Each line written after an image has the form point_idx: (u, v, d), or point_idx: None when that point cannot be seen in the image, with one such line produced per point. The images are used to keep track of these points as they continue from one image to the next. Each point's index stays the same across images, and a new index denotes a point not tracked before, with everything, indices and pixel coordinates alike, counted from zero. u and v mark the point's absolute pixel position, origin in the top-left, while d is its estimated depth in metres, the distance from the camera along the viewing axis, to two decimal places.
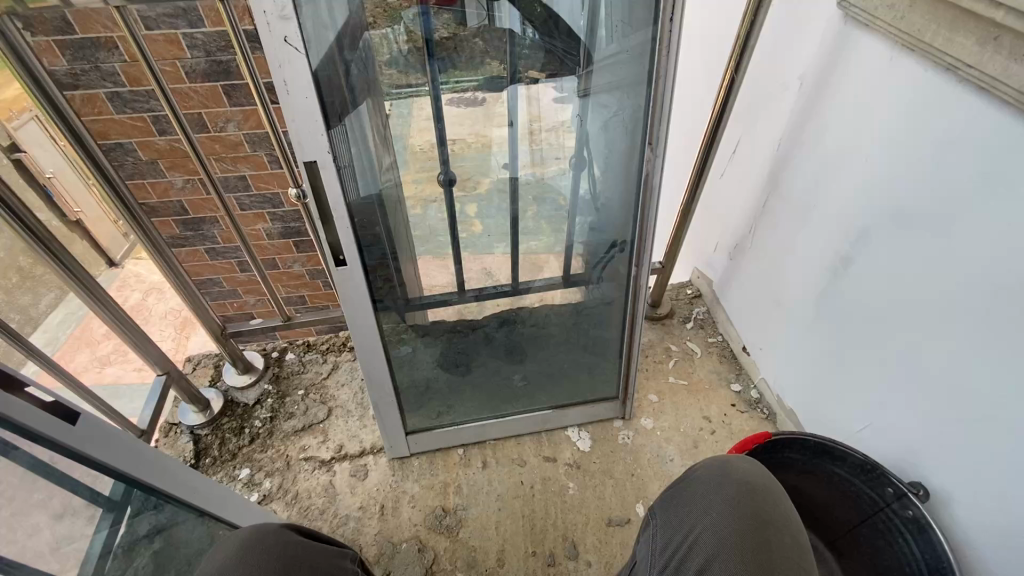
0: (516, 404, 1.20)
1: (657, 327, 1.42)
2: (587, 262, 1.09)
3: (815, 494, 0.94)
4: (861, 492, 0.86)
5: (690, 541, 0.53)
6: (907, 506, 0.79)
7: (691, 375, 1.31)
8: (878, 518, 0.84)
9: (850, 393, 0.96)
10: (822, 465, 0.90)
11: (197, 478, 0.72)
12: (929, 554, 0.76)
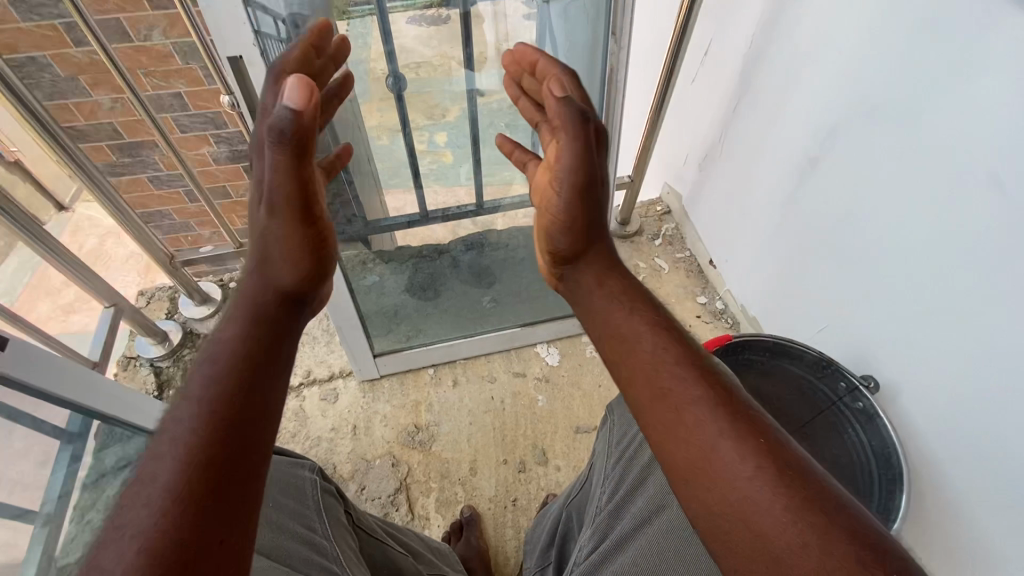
0: (485, 324, 1.20)
1: (626, 244, 1.41)
2: None
3: None
4: (815, 390, 0.90)
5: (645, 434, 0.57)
6: (858, 398, 0.84)
7: (659, 290, 1.32)
8: (830, 412, 0.89)
9: (812, 296, 0.97)
10: (781, 365, 0.92)
11: (138, 399, 0.77)
12: (875, 440, 0.81)
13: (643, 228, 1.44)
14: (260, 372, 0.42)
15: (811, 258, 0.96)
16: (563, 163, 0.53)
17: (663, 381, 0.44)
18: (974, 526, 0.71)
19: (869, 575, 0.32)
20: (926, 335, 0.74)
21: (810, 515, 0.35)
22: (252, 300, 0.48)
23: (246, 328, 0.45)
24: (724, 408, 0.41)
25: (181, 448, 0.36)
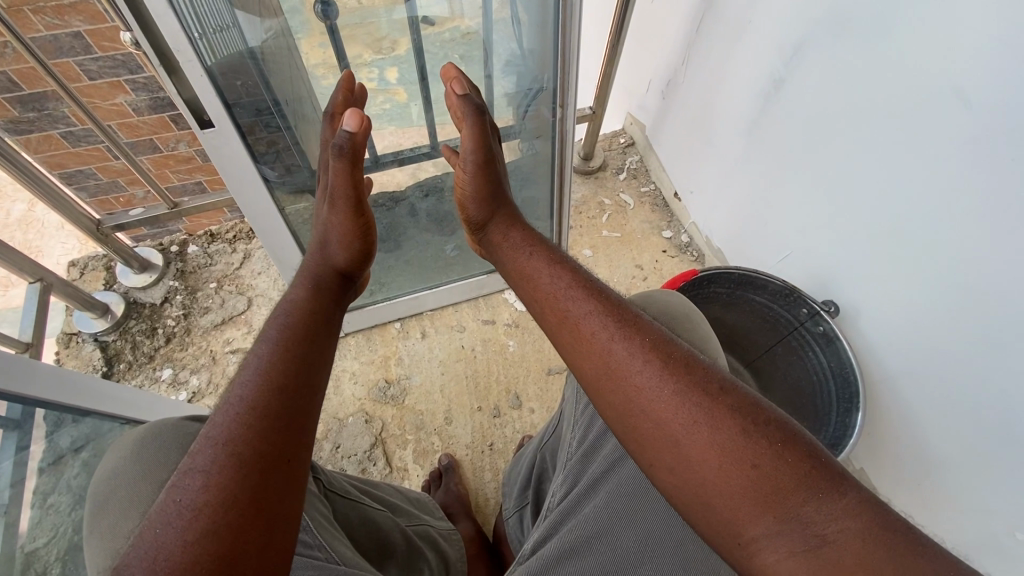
0: (452, 272, 1.17)
1: (590, 181, 1.37)
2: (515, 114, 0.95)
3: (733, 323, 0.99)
4: (778, 316, 0.91)
5: None
6: (819, 323, 0.84)
7: (624, 227, 1.29)
8: (792, 337, 0.90)
9: (774, 224, 0.97)
10: (744, 295, 0.93)
11: (110, 389, 0.75)
12: (834, 361, 0.83)
13: (607, 162, 1.40)
14: (307, 353, 0.44)
15: (774, 185, 0.94)
16: (465, 151, 0.61)
17: (583, 334, 0.45)
18: (912, 432, 0.78)
19: (795, 468, 0.35)
20: (886, 259, 0.76)
21: (736, 437, 0.37)
22: (292, 300, 0.50)
23: (286, 318, 0.46)
24: (646, 352, 0.42)
25: (227, 423, 0.37)
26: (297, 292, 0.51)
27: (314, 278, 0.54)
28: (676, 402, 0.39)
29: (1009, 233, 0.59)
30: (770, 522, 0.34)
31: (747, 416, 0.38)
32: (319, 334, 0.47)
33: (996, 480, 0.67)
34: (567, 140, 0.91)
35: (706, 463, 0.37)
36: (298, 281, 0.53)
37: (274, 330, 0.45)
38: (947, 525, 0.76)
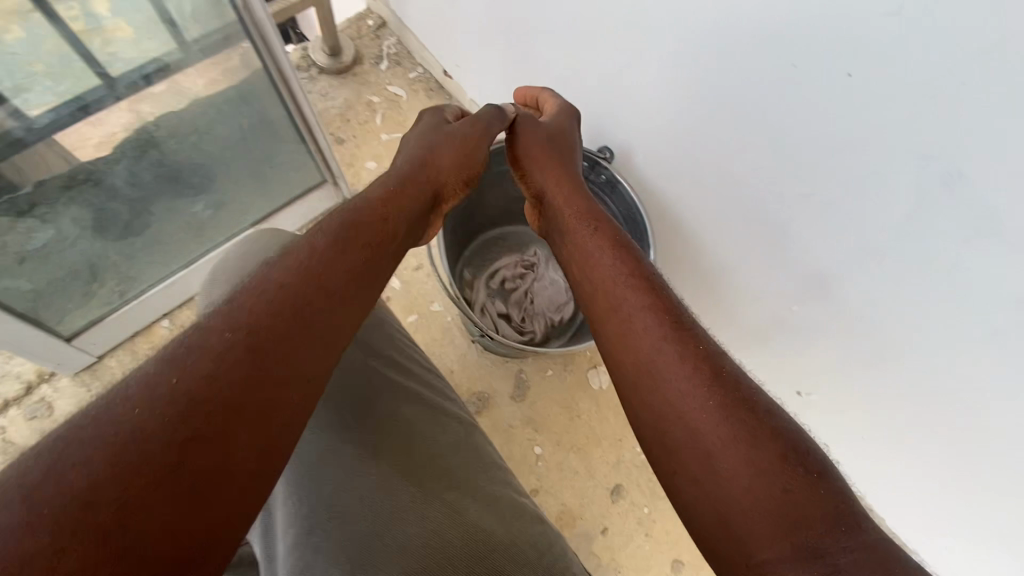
0: (219, 232, 1.00)
1: (349, 80, 1.15)
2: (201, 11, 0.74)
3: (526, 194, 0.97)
4: None
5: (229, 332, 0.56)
6: (601, 172, 0.85)
7: (404, 125, 1.12)
8: None
9: (543, 79, 0.89)
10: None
11: None
12: (622, 205, 0.86)
13: (361, 52, 1.17)
14: (278, 387, 0.40)
15: (526, 33, 0.85)
16: (439, 160, 0.65)
17: (624, 314, 0.51)
18: (702, 247, 0.82)
19: (800, 495, 0.38)
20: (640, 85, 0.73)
21: (726, 400, 0.42)
22: (283, 283, 0.44)
23: (291, 333, 0.42)
24: (673, 327, 0.48)
25: (156, 445, 0.35)
26: (308, 258, 0.47)
27: (342, 281, 0.48)
28: (716, 417, 0.42)
29: (732, 24, 0.58)
30: (743, 476, 0.39)
31: (788, 442, 0.41)
32: (321, 372, 0.44)
33: (771, 266, 0.74)
34: (270, 39, 0.76)
35: (690, 408, 0.43)
36: (326, 252, 0.48)
37: (266, 343, 0.41)
38: (746, 319, 0.85)
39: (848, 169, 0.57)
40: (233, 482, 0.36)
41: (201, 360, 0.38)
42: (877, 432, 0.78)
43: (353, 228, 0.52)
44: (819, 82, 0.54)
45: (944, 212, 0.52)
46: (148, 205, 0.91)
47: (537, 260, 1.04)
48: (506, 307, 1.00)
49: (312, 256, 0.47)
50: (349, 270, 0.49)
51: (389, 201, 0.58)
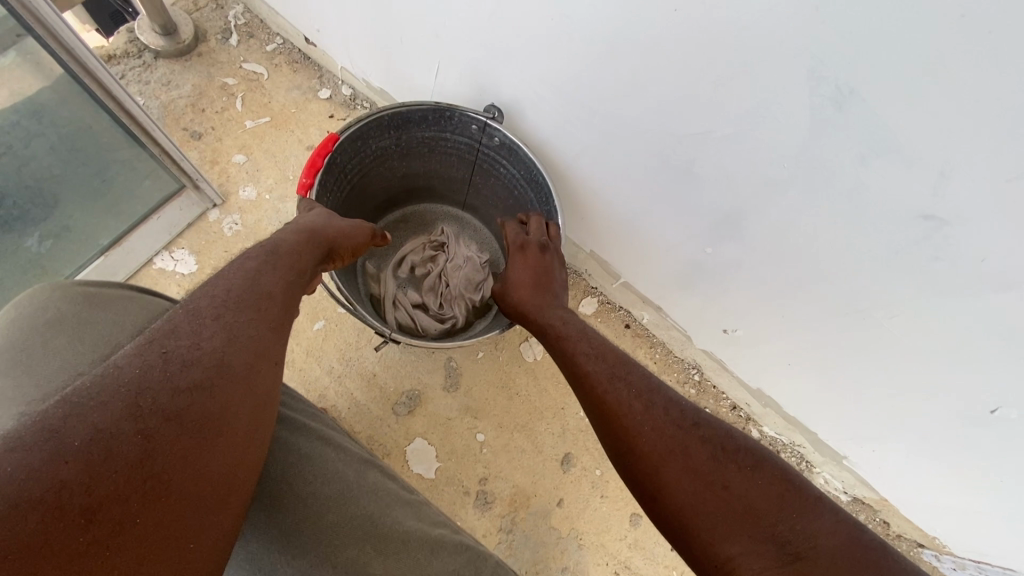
0: (62, 269, 0.84)
1: (193, 62, 0.98)
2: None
3: (418, 167, 0.90)
4: (454, 141, 0.83)
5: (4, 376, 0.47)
6: (493, 133, 0.76)
7: (270, 106, 0.98)
8: (479, 158, 0.84)
9: (413, 37, 0.78)
10: (412, 134, 0.81)
11: None
12: (521, 167, 0.78)
13: (202, 27, 1.00)
14: (227, 419, 0.37)
15: None
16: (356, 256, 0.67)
17: (579, 367, 0.56)
18: (611, 201, 0.78)
19: (740, 487, 0.42)
20: (511, 31, 0.65)
21: (671, 424, 0.47)
22: (218, 324, 0.41)
23: (232, 373, 0.39)
24: (624, 376, 0.53)
25: (89, 478, 0.31)
26: (220, 302, 0.43)
27: (274, 331, 0.44)
28: (651, 424, 0.47)
29: None
30: (687, 478, 0.43)
31: (717, 444, 0.45)
32: (264, 412, 0.40)
33: (679, 211, 0.70)
34: (49, 21, 0.58)
35: (641, 429, 0.48)
36: (236, 296, 0.44)
37: (201, 380, 0.37)
38: (664, 266, 0.82)
39: (738, 99, 0.53)
40: (200, 509, 0.34)
41: (102, 380, 0.35)
42: (799, 356, 0.79)
43: (258, 273, 0.47)
44: (696, 9, 0.49)
45: (836, 133, 0.49)
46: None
47: (447, 238, 0.97)
48: (420, 296, 0.92)
49: (229, 300, 0.43)
50: (280, 315, 0.46)
51: (265, 262, 0.50)
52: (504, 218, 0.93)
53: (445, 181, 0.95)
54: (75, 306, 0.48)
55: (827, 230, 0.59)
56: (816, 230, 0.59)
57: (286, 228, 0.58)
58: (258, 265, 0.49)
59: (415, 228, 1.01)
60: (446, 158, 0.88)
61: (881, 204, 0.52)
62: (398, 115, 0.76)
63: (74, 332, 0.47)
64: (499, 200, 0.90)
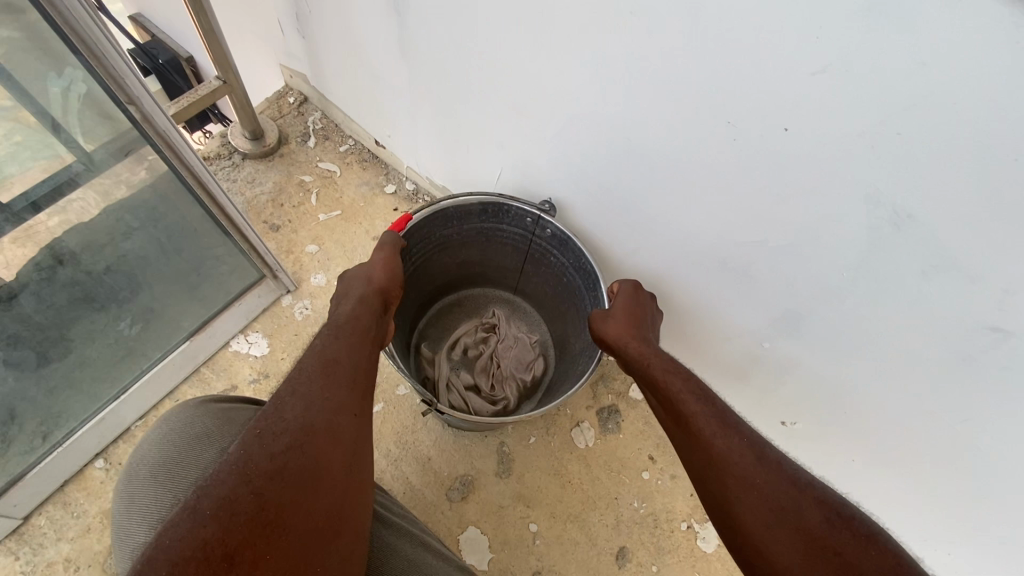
0: (150, 352, 0.90)
1: (275, 162, 1.09)
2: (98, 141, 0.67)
3: (473, 254, 0.96)
4: (511, 232, 0.88)
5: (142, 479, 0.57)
6: (545, 225, 0.82)
7: (341, 200, 1.07)
8: (531, 247, 0.89)
9: (479, 146, 0.87)
10: (473, 225, 0.88)
11: None
12: (572, 257, 0.83)
13: (285, 132, 1.12)
14: (320, 472, 0.46)
15: (452, 103, 0.83)
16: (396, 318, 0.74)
17: (691, 418, 0.57)
18: (667, 294, 0.81)
19: (854, 550, 0.43)
20: (575, 147, 0.72)
21: (785, 484, 0.49)
22: (302, 395, 0.50)
23: (315, 430, 0.47)
24: (732, 428, 0.55)
25: (222, 534, 0.39)
26: (302, 381, 0.51)
27: (345, 390, 0.53)
28: (761, 483, 0.49)
29: (658, 89, 0.56)
30: (795, 538, 0.45)
31: (831, 509, 0.47)
32: (350, 457, 0.49)
33: (736, 307, 0.73)
34: (178, 146, 0.68)
35: (756, 483, 0.50)
36: (311, 372, 0.53)
37: (294, 441, 0.46)
38: (719, 355, 0.84)
39: (798, 216, 0.57)
40: (309, 547, 0.42)
41: (227, 459, 0.43)
42: (863, 453, 0.77)
43: (327, 347, 0.57)
44: (757, 141, 0.53)
45: (899, 249, 0.52)
46: (70, 328, 0.82)
47: (498, 320, 1.02)
48: (472, 378, 0.97)
49: (308, 376, 0.52)
50: (349, 377, 0.54)
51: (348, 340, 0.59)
52: (554, 303, 0.97)
53: (499, 268, 1.00)
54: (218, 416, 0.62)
55: (891, 334, 0.60)
56: (880, 333, 0.61)
57: (348, 297, 0.67)
58: (325, 340, 0.58)
59: (468, 311, 1.07)
60: (501, 247, 0.94)
61: (947, 314, 0.54)
62: (465, 208, 0.83)
63: (233, 427, 0.61)
64: (551, 287, 0.95)
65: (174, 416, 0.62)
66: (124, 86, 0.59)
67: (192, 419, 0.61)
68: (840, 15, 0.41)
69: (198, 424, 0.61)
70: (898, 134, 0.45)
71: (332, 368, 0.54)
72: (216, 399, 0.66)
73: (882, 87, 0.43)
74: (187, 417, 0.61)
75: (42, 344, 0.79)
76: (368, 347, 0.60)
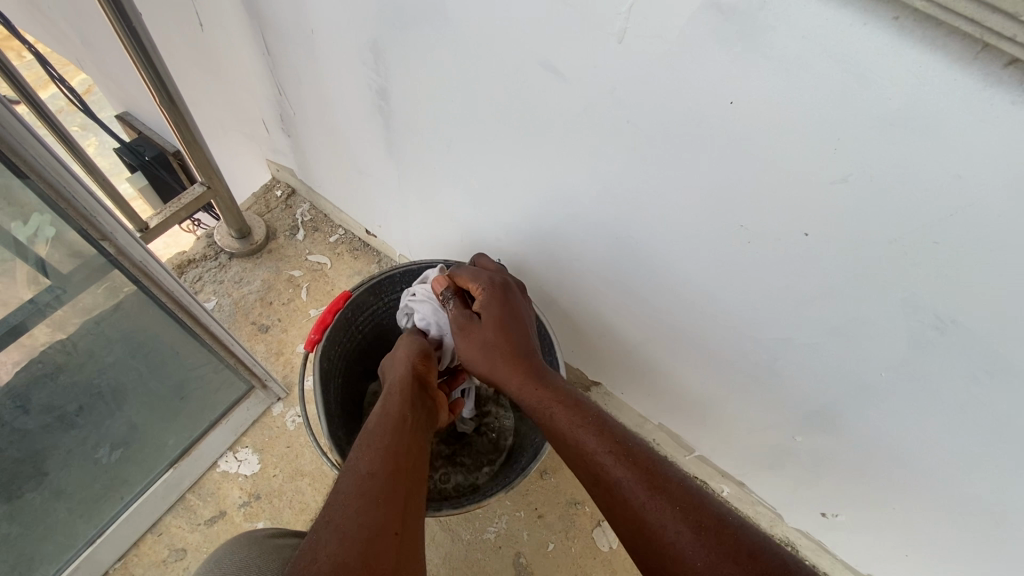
0: (133, 482, 0.84)
1: (263, 259, 1.06)
2: (76, 266, 0.62)
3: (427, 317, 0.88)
4: None
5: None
6: None
7: (333, 294, 1.03)
8: None
9: (472, 239, 0.83)
10: None
11: None
12: None
13: (273, 226, 1.09)
14: None
15: (443, 198, 0.80)
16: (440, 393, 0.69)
17: (614, 485, 0.51)
18: (684, 384, 0.76)
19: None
20: (576, 243, 0.68)
21: (721, 559, 0.44)
22: (359, 473, 0.47)
23: (373, 504, 0.45)
24: (660, 487, 0.49)
25: None
26: (362, 458, 0.49)
27: (383, 506, 0.45)
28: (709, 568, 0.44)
29: (663, 194, 0.53)
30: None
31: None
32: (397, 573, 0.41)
33: (763, 400, 0.68)
34: (157, 275, 0.64)
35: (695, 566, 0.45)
36: (369, 447, 0.50)
37: (354, 517, 0.43)
38: (748, 446, 0.77)
39: (824, 316, 0.52)
40: None
41: None
42: (920, 551, 0.69)
43: (368, 453, 0.50)
44: (775, 245, 0.50)
45: (945, 353, 0.47)
46: (45, 459, 0.73)
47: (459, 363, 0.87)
48: None
49: (364, 453, 0.50)
50: (394, 486, 0.47)
51: (394, 422, 0.55)
52: None
53: None
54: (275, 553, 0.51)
55: (945, 436, 0.54)
56: (929, 434, 0.55)
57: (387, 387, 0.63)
58: (365, 443, 0.51)
59: None
60: None
61: (1011, 420, 0.48)
62: (411, 271, 0.78)
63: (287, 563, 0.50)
64: None
65: (223, 559, 0.49)
66: (97, 225, 0.57)
67: (247, 557, 0.49)
68: (860, 128, 0.38)
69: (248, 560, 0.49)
70: (934, 243, 0.41)
71: (383, 441, 0.51)
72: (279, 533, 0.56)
73: (914, 197, 0.40)
74: (242, 556, 0.50)
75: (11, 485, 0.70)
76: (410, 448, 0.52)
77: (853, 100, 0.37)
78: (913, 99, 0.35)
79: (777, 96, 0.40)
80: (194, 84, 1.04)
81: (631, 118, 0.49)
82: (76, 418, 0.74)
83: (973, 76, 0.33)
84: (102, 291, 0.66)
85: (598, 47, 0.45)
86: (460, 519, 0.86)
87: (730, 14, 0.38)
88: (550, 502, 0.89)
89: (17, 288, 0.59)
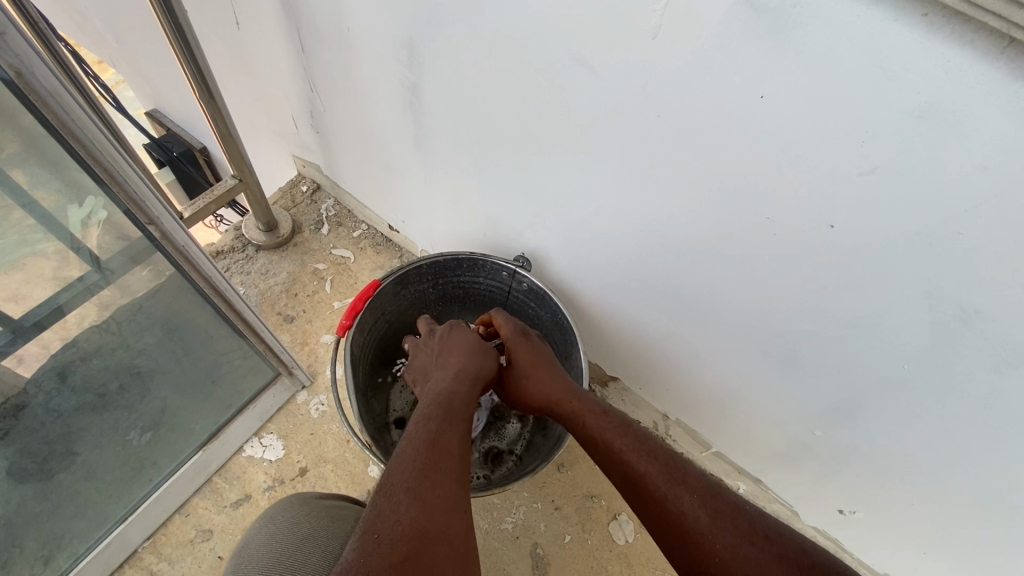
0: (162, 464, 0.86)
1: (288, 252, 1.08)
2: (121, 248, 0.65)
3: (451, 311, 0.90)
4: (487, 286, 0.84)
5: (253, 552, 0.53)
6: (522, 279, 0.79)
7: (356, 286, 1.06)
8: (509, 301, 0.85)
9: (495, 232, 0.85)
10: (447, 280, 0.84)
11: None
12: (549, 310, 0.79)
13: (299, 221, 1.12)
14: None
15: (468, 193, 0.82)
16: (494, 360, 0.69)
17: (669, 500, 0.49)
18: (703, 379, 0.77)
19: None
20: (601, 238, 0.70)
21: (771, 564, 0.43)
22: (431, 444, 0.48)
23: (439, 469, 0.46)
24: (683, 479, 0.50)
25: None
26: (434, 429, 0.50)
27: (455, 482, 0.45)
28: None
29: (690, 188, 0.55)
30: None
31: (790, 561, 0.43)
32: (467, 555, 0.41)
33: (782, 394, 0.69)
34: (197, 260, 0.67)
35: (717, 551, 0.45)
36: (430, 418, 0.52)
37: (431, 489, 0.44)
38: (766, 441, 0.78)
39: (848, 307, 0.54)
40: None
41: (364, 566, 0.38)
42: (938, 547, 0.70)
43: (433, 429, 0.50)
44: (800, 237, 0.51)
45: (967, 343, 0.48)
46: (77, 440, 0.75)
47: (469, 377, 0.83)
48: None
49: (433, 426, 0.51)
50: (457, 464, 0.47)
51: (449, 401, 0.55)
52: None
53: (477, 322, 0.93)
54: (326, 518, 0.58)
55: (967, 428, 0.55)
56: (949, 427, 0.56)
57: (447, 371, 0.61)
58: (429, 421, 0.51)
59: None
60: (478, 304, 0.89)
61: None
62: (437, 263, 0.80)
63: (339, 528, 0.57)
64: None
65: (280, 514, 0.58)
66: (145, 209, 0.59)
67: (300, 516, 0.57)
68: (888, 121, 0.40)
69: (305, 527, 0.56)
70: (959, 234, 0.42)
71: (450, 415, 0.53)
72: (323, 494, 0.63)
73: (940, 191, 0.41)
74: (294, 514, 0.57)
75: (45, 461, 0.72)
76: (468, 432, 0.53)
77: (879, 93, 0.39)
78: (940, 94, 0.37)
79: (807, 89, 0.42)
80: (226, 80, 1.07)
81: (661, 113, 0.51)
82: (111, 399, 0.77)
83: (999, 70, 0.34)
84: (146, 274, 0.69)
85: (633, 46, 0.48)
86: (478, 508, 0.87)
87: (761, 11, 0.40)
88: (566, 495, 0.90)
89: (68, 266, 0.63)
